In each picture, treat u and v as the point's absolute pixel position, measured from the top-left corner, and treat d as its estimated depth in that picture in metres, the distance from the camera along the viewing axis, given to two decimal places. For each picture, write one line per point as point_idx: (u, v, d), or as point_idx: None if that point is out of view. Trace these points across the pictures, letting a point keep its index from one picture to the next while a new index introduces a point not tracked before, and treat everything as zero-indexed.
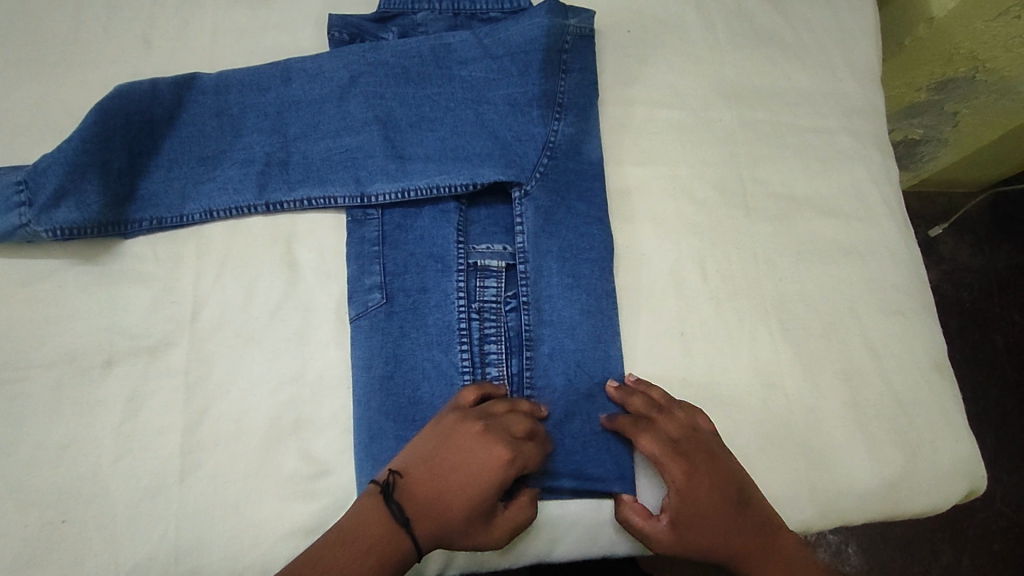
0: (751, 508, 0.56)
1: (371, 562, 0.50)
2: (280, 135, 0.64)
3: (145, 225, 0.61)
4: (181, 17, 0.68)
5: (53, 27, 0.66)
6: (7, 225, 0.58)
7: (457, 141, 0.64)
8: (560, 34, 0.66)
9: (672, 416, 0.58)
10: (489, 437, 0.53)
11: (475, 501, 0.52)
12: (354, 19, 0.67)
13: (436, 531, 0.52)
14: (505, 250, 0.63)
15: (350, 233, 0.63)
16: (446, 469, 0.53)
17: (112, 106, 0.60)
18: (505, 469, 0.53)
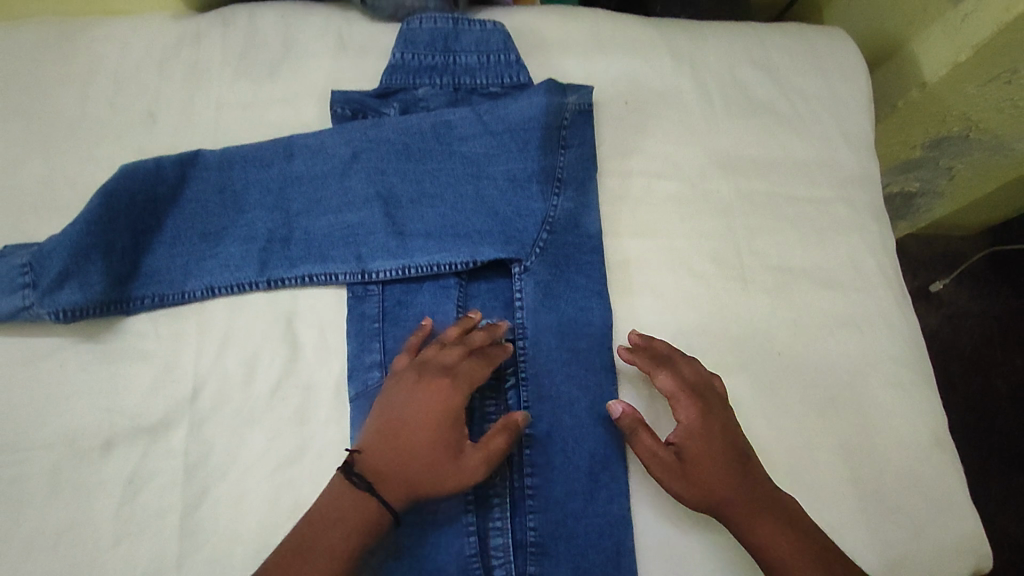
0: (752, 466, 0.58)
1: (343, 532, 0.53)
2: (283, 212, 0.65)
3: (147, 302, 0.62)
4: (185, 90, 0.69)
5: (60, 103, 0.68)
6: (11, 306, 0.59)
7: (457, 217, 0.65)
8: (558, 111, 0.67)
9: (692, 363, 0.61)
10: (425, 378, 0.57)
11: (428, 442, 0.55)
12: (356, 95, 0.68)
13: (403, 485, 0.54)
14: (505, 324, 0.64)
15: (349, 309, 0.63)
16: (397, 426, 0.56)
17: (116, 188, 0.62)
18: (447, 401, 0.56)
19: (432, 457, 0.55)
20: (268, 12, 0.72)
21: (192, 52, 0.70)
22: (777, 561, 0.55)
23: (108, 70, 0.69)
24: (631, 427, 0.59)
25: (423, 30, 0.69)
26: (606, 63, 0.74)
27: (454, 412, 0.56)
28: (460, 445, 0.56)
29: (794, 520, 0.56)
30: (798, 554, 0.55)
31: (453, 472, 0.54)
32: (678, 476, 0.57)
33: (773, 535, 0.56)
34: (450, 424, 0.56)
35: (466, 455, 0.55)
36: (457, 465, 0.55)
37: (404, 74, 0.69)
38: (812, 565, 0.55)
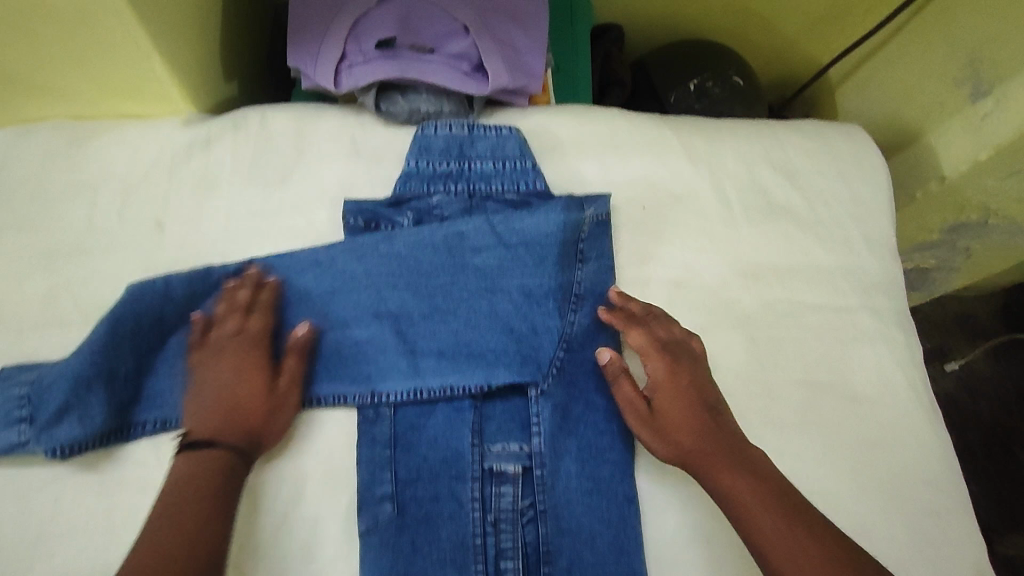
0: (722, 421, 0.59)
1: (206, 489, 0.52)
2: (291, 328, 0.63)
3: (149, 427, 0.59)
4: (194, 198, 0.67)
5: (69, 215, 0.66)
6: (5, 441, 0.57)
7: (470, 335, 0.63)
8: (575, 226, 0.66)
9: (667, 325, 0.63)
10: (224, 350, 0.59)
11: (245, 388, 0.58)
12: (369, 204, 0.67)
13: (243, 430, 0.56)
14: (522, 449, 0.61)
15: (362, 433, 0.60)
16: (212, 399, 0.57)
17: (120, 313, 0.59)
18: (247, 357, 0.59)
19: (256, 398, 0.58)
20: (280, 114, 0.70)
21: (201, 158, 0.68)
22: (744, 508, 0.54)
23: (116, 178, 0.67)
24: (616, 375, 0.61)
25: (438, 137, 0.68)
26: (625, 166, 0.72)
27: (261, 362, 0.60)
28: (273, 379, 0.59)
29: (764, 476, 0.55)
30: (768, 502, 0.54)
31: (281, 404, 0.59)
32: (654, 435, 0.59)
33: (738, 484, 0.55)
34: (259, 369, 0.59)
35: (281, 386, 0.59)
36: (279, 394, 0.59)
37: (418, 181, 0.67)
38: (772, 514, 0.53)
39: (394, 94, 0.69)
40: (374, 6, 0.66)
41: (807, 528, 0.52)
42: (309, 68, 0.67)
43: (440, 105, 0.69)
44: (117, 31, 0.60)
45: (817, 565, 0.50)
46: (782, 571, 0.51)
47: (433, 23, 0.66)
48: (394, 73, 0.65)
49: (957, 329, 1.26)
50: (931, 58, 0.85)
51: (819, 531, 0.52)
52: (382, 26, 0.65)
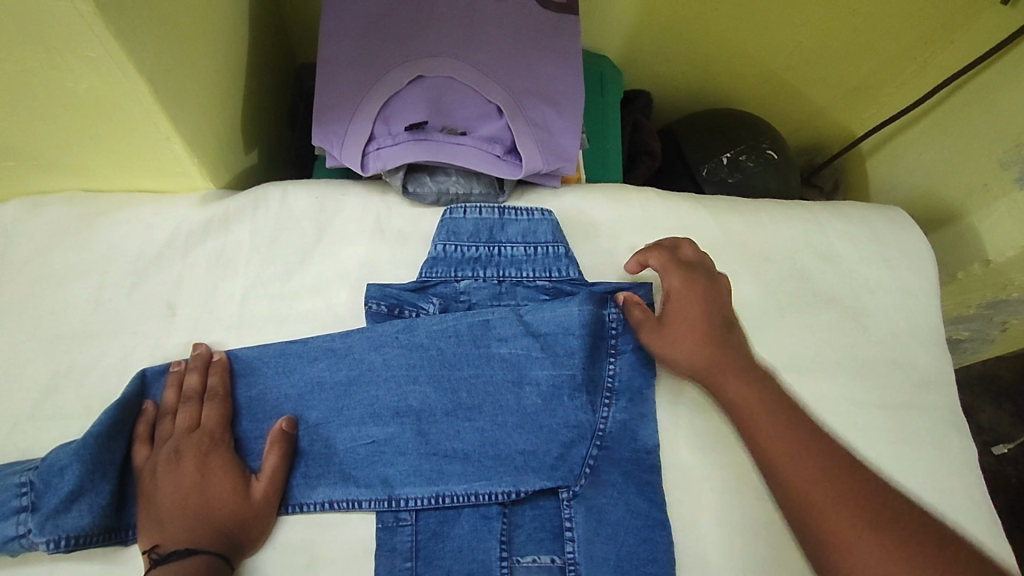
0: (732, 340, 0.62)
1: None
2: (303, 423, 0.59)
3: None
4: (209, 278, 0.64)
5: (75, 295, 0.62)
6: (1, 535, 0.52)
7: (497, 433, 0.59)
8: (603, 320, 0.63)
9: (694, 247, 0.66)
10: (178, 447, 0.55)
11: (213, 489, 0.54)
12: (393, 289, 0.63)
13: (217, 534, 0.52)
14: (554, 562, 0.57)
15: (380, 542, 0.55)
16: (173, 502, 0.53)
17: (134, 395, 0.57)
18: (206, 451, 0.55)
19: (229, 498, 0.54)
20: (300, 192, 0.67)
21: (219, 238, 0.65)
22: (755, 422, 0.58)
23: (127, 256, 0.64)
24: (632, 298, 0.64)
25: (467, 221, 0.65)
26: None
27: (230, 459, 0.56)
28: (247, 475, 0.55)
29: (775, 399, 0.59)
30: (767, 412, 0.58)
31: (258, 503, 0.54)
32: (664, 344, 0.62)
33: (744, 391, 0.60)
34: (229, 465, 0.55)
35: (257, 480, 0.55)
36: (256, 492, 0.54)
37: (446, 266, 0.64)
38: (772, 416, 0.58)
39: (422, 175, 0.67)
40: (405, 88, 0.65)
41: (808, 442, 0.56)
42: (336, 147, 0.65)
43: (468, 187, 0.67)
44: (134, 113, 0.56)
45: (814, 467, 0.55)
46: (782, 465, 0.56)
47: (466, 104, 0.65)
48: (423, 156, 0.64)
49: (983, 390, 1.22)
50: (974, 137, 0.83)
51: (827, 446, 0.56)
52: (413, 109, 0.64)
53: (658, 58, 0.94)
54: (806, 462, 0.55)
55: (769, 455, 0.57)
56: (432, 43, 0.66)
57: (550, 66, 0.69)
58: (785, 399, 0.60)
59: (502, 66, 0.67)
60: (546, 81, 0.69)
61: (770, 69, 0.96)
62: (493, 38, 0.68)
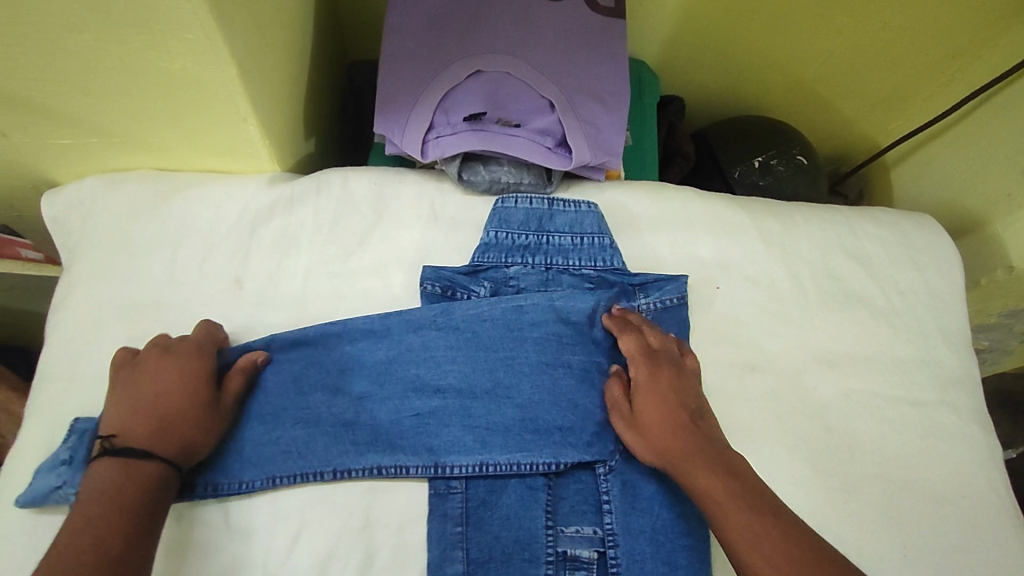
0: (700, 427, 0.60)
1: (126, 502, 0.50)
2: (347, 395, 0.61)
3: (198, 490, 0.57)
4: (275, 256, 0.67)
5: (150, 267, 0.66)
6: (42, 488, 0.56)
7: (535, 409, 0.61)
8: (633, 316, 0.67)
9: (659, 335, 0.65)
10: (163, 354, 0.58)
11: (180, 395, 0.56)
12: (447, 271, 0.67)
13: (173, 438, 0.54)
14: (595, 533, 0.59)
15: (432, 508, 0.58)
16: (141, 400, 0.56)
17: None
18: (187, 362, 0.58)
19: (192, 406, 0.56)
20: (360, 179, 0.71)
21: (283, 220, 0.69)
22: (715, 503, 0.55)
23: (199, 233, 0.68)
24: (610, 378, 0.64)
25: (518, 210, 0.69)
26: (697, 245, 0.73)
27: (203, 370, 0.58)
28: (215, 390, 0.58)
29: (738, 478, 0.56)
30: (732, 493, 0.55)
31: (217, 416, 0.57)
32: (632, 433, 0.60)
33: (707, 478, 0.56)
34: (197, 375, 0.57)
35: (223, 397, 0.58)
36: (218, 408, 0.57)
37: (497, 252, 0.68)
38: (737, 500, 0.54)
39: (476, 164, 0.71)
40: (464, 81, 0.69)
41: (768, 514, 0.53)
42: (397, 135, 0.70)
43: (519, 177, 0.71)
44: (217, 94, 0.61)
45: (773, 542, 0.51)
46: (737, 545, 0.52)
47: (521, 97, 0.70)
48: (480, 145, 0.68)
49: (1000, 405, 1.24)
50: (999, 149, 0.86)
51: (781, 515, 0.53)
52: (471, 101, 0.69)
53: (694, 66, 0.98)
54: (766, 539, 0.52)
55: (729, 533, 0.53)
56: (490, 40, 0.70)
57: (598, 66, 0.73)
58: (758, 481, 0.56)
59: (555, 64, 0.71)
60: (594, 79, 0.73)
61: (801, 79, 1.00)
62: (547, 39, 0.72)
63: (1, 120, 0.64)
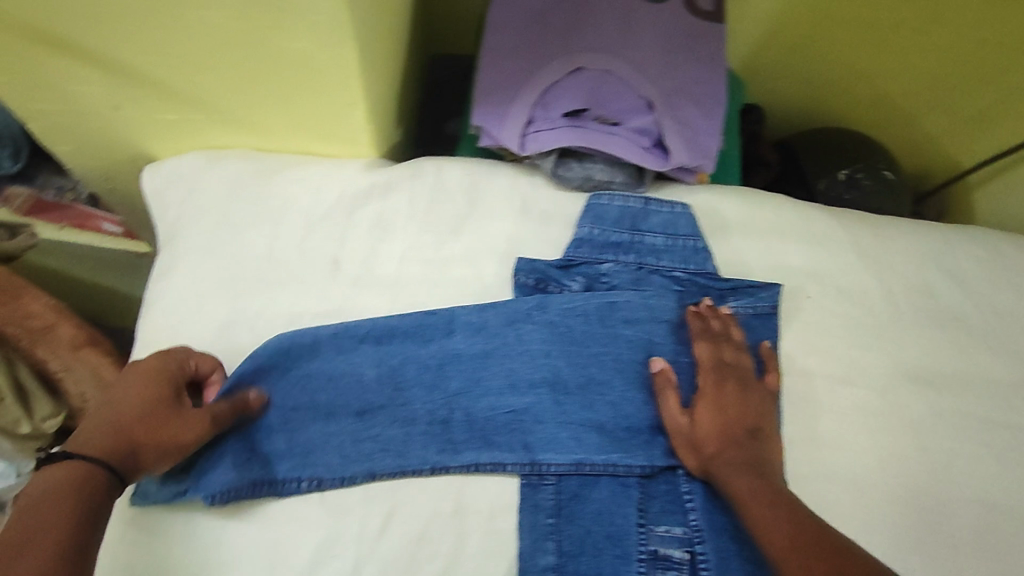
0: (756, 443, 0.60)
1: (64, 509, 0.47)
2: (444, 391, 0.61)
3: (302, 485, 0.58)
4: (372, 239, 0.68)
5: (252, 242, 0.68)
6: (165, 497, 0.57)
7: (627, 408, 0.62)
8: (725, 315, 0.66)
9: (738, 350, 0.64)
10: (136, 368, 0.57)
11: (140, 406, 0.55)
12: (541, 264, 0.67)
13: (118, 449, 0.52)
14: (684, 534, 0.59)
15: (524, 498, 0.59)
16: (107, 412, 0.54)
17: (274, 365, 0.61)
18: (158, 376, 0.57)
19: (150, 418, 0.54)
20: (454, 168, 0.72)
21: (380, 203, 0.70)
22: (750, 512, 0.55)
23: (299, 212, 0.69)
24: (663, 386, 0.61)
25: (612, 207, 0.69)
26: (789, 253, 0.72)
27: (171, 382, 0.57)
28: (181, 408, 0.56)
29: (778, 494, 0.56)
30: (768, 506, 0.55)
31: (175, 431, 0.55)
32: (687, 446, 0.60)
33: (744, 487, 0.57)
34: (161, 386, 0.56)
35: (189, 411, 0.56)
36: (186, 424, 0.56)
37: (590, 248, 0.68)
38: (769, 509, 0.55)
39: (571, 159, 0.71)
40: (564, 78, 0.69)
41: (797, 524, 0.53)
42: (494, 127, 0.70)
43: (612, 175, 0.71)
44: (332, 79, 0.62)
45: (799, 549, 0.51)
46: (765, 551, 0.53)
47: (621, 96, 0.69)
48: (578, 142, 0.68)
49: None
50: None
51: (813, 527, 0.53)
52: (572, 97, 0.68)
53: (780, 73, 0.97)
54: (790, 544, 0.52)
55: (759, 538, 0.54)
56: (593, 38, 0.70)
57: (698, 67, 0.72)
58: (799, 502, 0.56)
59: (656, 65, 0.70)
60: (694, 82, 0.71)
61: (887, 93, 0.98)
62: (649, 37, 0.71)
63: (121, 93, 0.67)
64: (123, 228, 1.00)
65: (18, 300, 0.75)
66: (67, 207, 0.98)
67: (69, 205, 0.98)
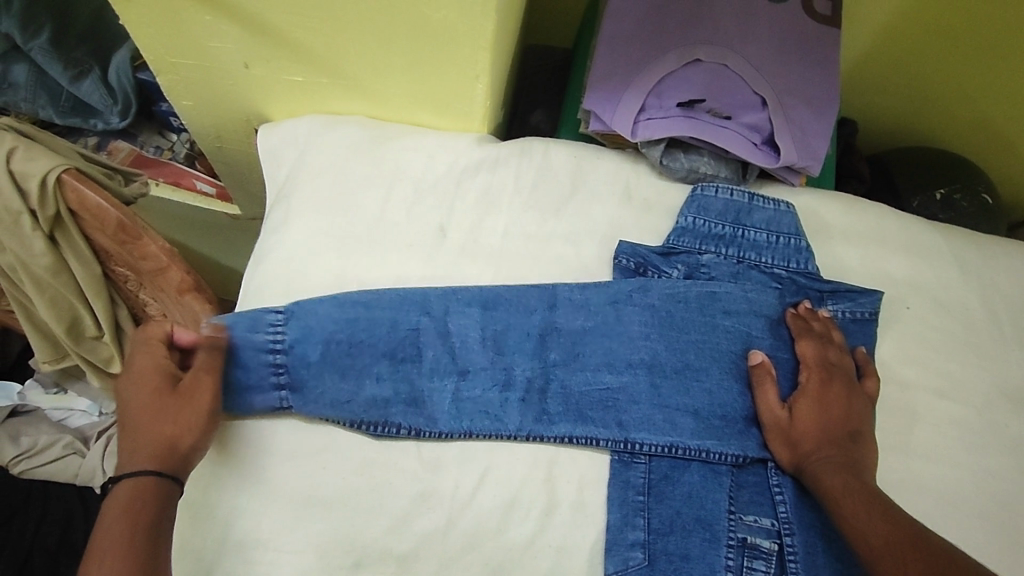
0: (856, 445, 0.59)
1: (131, 518, 0.50)
2: (543, 361, 0.63)
3: (401, 429, 0.60)
4: (477, 211, 0.70)
5: (362, 204, 0.70)
6: (263, 406, 0.59)
7: (722, 396, 0.62)
8: (821, 316, 0.66)
9: (841, 353, 0.64)
10: (128, 374, 0.56)
11: (146, 406, 0.54)
12: (643, 249, 0.68)
13: (154, 449, 0.53)
14: (773, 526, 0.59)
15: (615, 473, 0.59)
16: (126, 426, 0.54)
17: (385, 317, 0.62)
18: (148, 375, 0.56)
19: (160, 408, 0.54)
20: (561, 150, 0.74)
21: (487, 178, 0.72)
22: (846, 507, 0.55)
23: (409, 180, 0.71)
24: (762, 377, 0.62)
25: (718, 200, 0.70)
26: (890, 262, 0.71)
27: (156, 366, 0.56)
28: (180, 389, 0.56)
29: (875, 494, 0.55)
30: (868, 503, 0.54)
31: (189, 406, 0.55)
32: (781, 438, 0.60)
33: (842, 483, 0.56)
34: (151, 376, 0.55)
35: (185, 380, 0.56)
36: (196, 402, 0.56)
37: (692, 237, 0.69)
38: (866, 506, 0.54)
39: (676, 151, 0.72)
40: (681, 69, 0.70)
41: (894, 524, 0.52)
42: (607, 113, 0.71)
43: (717, 169, 0.71)
44: (463, 52, 0.64)
45: (895, 548, 0.50)
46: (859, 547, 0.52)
47: (736, 90, 0.69)
48: (688, 133, 0.69)
49: None
50: None
51: (910, 528, 0.52)
52: (687, 87, 0.69)
53: (877, 88, 0.98)
54: (890, 543, 0.51)
55: (854, 535, 0.53)
56: (711, 32, 0.71)
57: (813, 70, 0.72)
58: (898, 506, 0.55)
59: (772, 63, 0.71)
60: (807, 83, 0.72)
61: (985, 117, 0.96)
62: (766, 36, 0.71)
63: (255, 52, 0.70)
64: (217, 188, 1.04)
65: (137, 243, 0.76)
66: (166, 163, 1.03)
67: (167, 162, 1.03)
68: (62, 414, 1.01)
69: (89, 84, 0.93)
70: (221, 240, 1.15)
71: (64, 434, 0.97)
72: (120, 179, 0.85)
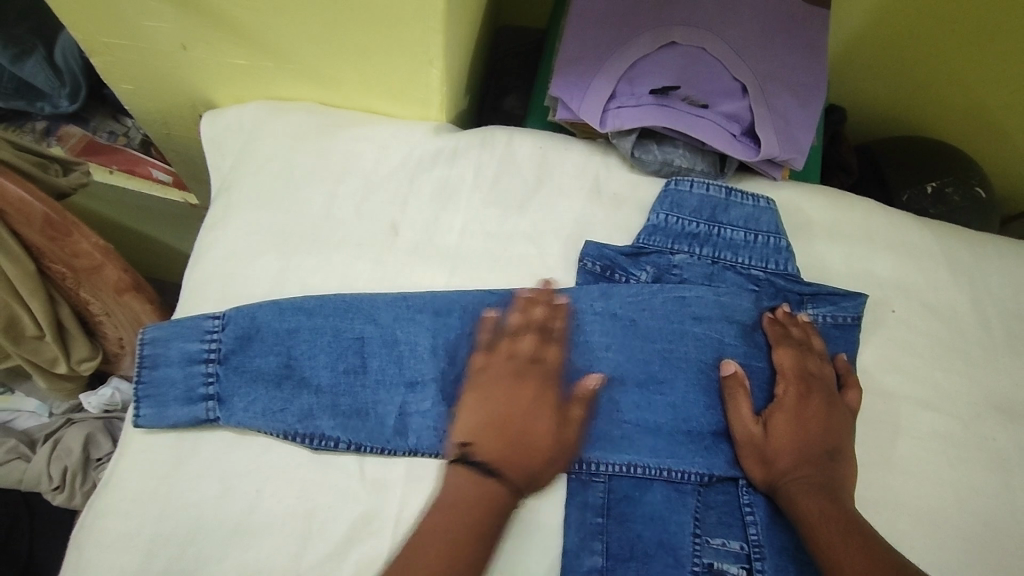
0: (833, 462, 0.56)
1: (471, 511, 0.51)
2: None
3: (341, 445, 0.55)
4: (434, 207, 0.65)
5: (308, 199, 0.65)
6: (188, 419, 0.55)
7: (689, 410, 0.58)
8: (798, 323, 0.62)
9: (822, 363, 0.60)
10: (521, 380, 0.56)
11: (567, 424, 0.56)
12: (610, 250, 0.63)
13: (511, 457, 0.54)
14: (742, 549, 0.55)
15: (571, 494, 0.55)
16: (509, 428, 0.55)
17: (328, 323, 0.58)
18: (541, 387, 0.57)
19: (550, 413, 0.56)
20: (527, 141, 0.68)
21: (445, 171, 0.66)
22: (819, 534, 0.51)
23: (360, 173, 0.66)
24: (734, 389, 0.58)
25: (692, 195, 0.65)
26: (875, 262, 0.67)
27: (555, 386, 0.57)
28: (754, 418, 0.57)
29: (852, 519, 0.52)
30: (842, 531, 0.51)
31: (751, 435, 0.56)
32: (755, 456, 0.56)
33: (815, 507, 0.53)
34: (524, 374, 0.57)
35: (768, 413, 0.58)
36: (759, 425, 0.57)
37: (664, 236, 0.64)
38: (840, 533, 0.51)
39: (649, 142, 0.66)
40: (655, 53, 0.65)
41: (868, 553, 0.49)
42: (575, 101, 0.66)
43: (693, 162, 0.66)
44: (417, 33, 0.59)
45: None
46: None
47: (714, 77, 0.64)
48: (662, 122, 0.63)
49: None
50: None
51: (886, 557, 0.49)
52: (661, 74, 0.64)
53: (868, 75, 0.92)
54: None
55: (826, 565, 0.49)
56: (689, 12, 0.65)
57: (799, 56, 0.67)
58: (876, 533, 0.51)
59: (754, 48, 0.65)
60: (792, 69, 0.66)
61: (981, 107, 0.92)
62: (749, 18, 0.66)
63: (189, 32, 0.63)
64: (174, 177, 0.99)
65: (68, 240, 0.73)
66: (118, 150, 0.96)
67: (121, 149, 0.96)
68: (7, 416, 0.96)
69: (32, 65, 0.85)
70: (179, 227, 1.09)
71: (8, 438, 0.90)
72: (58, 168, 0.79)
